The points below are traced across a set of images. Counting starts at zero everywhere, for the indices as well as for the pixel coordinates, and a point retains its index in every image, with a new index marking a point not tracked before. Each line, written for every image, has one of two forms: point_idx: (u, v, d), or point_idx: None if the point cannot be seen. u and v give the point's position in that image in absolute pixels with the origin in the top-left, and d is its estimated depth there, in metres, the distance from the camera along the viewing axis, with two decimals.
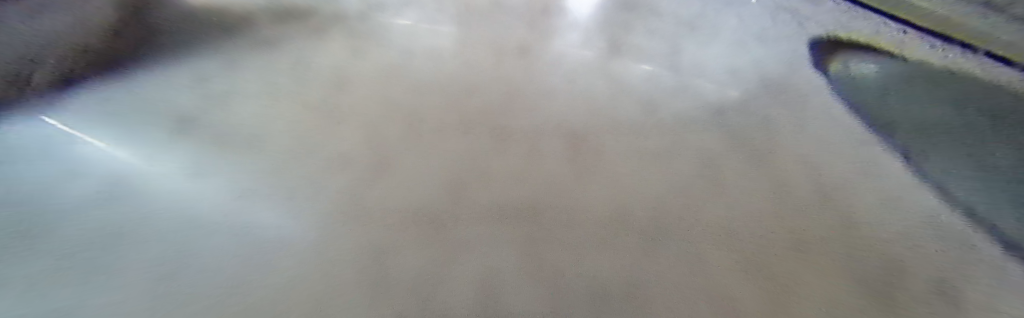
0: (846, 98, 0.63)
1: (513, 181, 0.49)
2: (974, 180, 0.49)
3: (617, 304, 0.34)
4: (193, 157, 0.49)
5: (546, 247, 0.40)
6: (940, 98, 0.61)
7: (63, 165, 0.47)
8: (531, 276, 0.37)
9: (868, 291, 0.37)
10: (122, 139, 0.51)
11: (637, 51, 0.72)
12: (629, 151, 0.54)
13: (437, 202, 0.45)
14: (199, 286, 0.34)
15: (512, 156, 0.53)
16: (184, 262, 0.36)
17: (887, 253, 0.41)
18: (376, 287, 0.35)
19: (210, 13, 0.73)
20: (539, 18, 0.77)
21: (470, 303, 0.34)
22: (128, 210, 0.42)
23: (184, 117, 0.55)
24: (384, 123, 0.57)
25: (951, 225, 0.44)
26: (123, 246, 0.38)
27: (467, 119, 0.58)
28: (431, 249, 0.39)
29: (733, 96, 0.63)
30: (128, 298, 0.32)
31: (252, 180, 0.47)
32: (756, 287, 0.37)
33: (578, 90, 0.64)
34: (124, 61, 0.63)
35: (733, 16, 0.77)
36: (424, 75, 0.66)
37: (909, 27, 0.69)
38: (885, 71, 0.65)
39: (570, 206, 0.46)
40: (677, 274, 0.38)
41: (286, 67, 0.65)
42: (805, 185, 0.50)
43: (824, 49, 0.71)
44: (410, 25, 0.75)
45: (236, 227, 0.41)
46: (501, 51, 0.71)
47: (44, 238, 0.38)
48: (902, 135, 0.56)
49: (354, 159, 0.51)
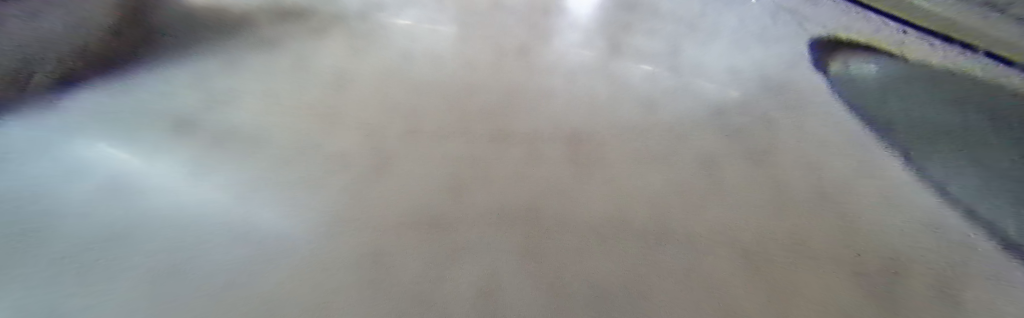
0: (846, 98, 0.63)
1: (511, 182, 0.49)
2: (975, 181, 0.49)
3: (617, 304, 0.34)
4: (192, 157, 0.49)
5: (547, 247, 0.40)
6: (939, 98, 0.61)
7: (65, 166, 0.47)
8: (532, 275, 0.37)
9: (871, 292, 0.37)
10: (121, 140, 0.51)
11: (637, 51, 0.72)
12: (629, 151, 0.54)
13: (436, 202, 0.45)
14: (198, 287, 0.34)
15: (512, 157, 0.53)
16: (184, 263, 0.37)
17: (888, 254, 0.41)
18: (372, 289, 0.35)
19: (210, 13, 0.73)
20: (539, 17, 0.77)
21: (468, 304, 0.34)
22: (128, 210, 0.42)
23: (184, 117, 0.55)
24: (385, 123, 0.57)
25: (951, 224, 0.45)
26: (122, 246, 0.38)
27: (467, 119, 0.58)
28: (428, 250, 0.39)
29: (734, 96, 0.64)
30: (126, 299, 0.33)
31: (252, 180, 0.47)
32: (756, 287, 0.37)
33: (579, 90, 0.64)
34: (122, 61, 0.63)
35: (733, 15, 0.77)
36: (424, 75, 0.66)
37: (909, 27, 0.70)
38: (883, 71, 0.66)
39: (569, 205, 0.46)
40: (676, 274, 0.38)
41: (288, 68, 0.65)
42: (804, 183, 0.50)
43: (823, 48, 0.71)
44: (410, 25, 0.75)
45: (235, 228, 0.41)
46: (501, 51, 0.71)
47: (45, 240, 0.38)
48: (900, 135, 0.56)
49: (358, 159, 0.51)
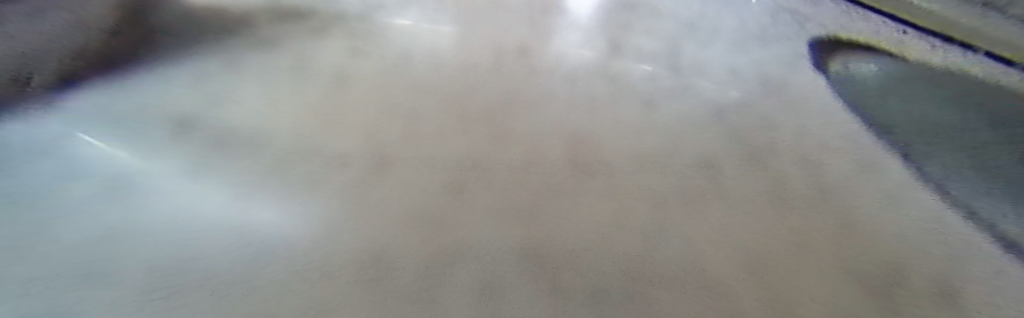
0: (846, 98, 0.63)
1: (511, 182, 0.49)
2: (976, 180, 0.49)
3: (616, 304, 0.34)
4: (191, 157, 0.49)
5: (546, 247, 0.40)
6: (939, 98, 0.61)
7: (65, 166, 0.47)
8: (531, 275, 0.37)
9: (872, 292, 0.37)
10: (121, 139, 0.51)
11: (637, 51, 0.72)
12: (629, 151, 0.54)
13: (436, 202, 0.45)
14: (198, 287, 0.34)
15: (512, 157, 0.53)
16: (183, 263, 0.37)
17: (888, 254, 0.41)
18: (371, 288, 0.35)
19: (210, 13, 0.73)
20: (539, 18, 0.77)
21: (467, 304, 0.34)
22: (127, 210, 0.42)
23: (184, 117, 0.55)
24: (386, 123, 0.57)
25: (951, 224, 0.45)
26: (122, 246, 0.38)
27: (467, 119, 0.58)
28: (427, 250, 0.39)
29: (733, 96, 0.64)
30: (125, 299, 0.33)
31: (252, 180, 0.47)
32: (755, 286, 0.37)
33: (579, 90, 0.65)
34: (122, 60, 0.63)
35: (733, 15, 0.77)
36: (424, 75, 0.66)
37: (909, 27, 0.70)
38: (883, 71, 0.66)
39: (568, 205, 0.46)
40: (676, 274, 0.38)
41: (287, 68, 0.65)
42: (804, 183, 0.50)
43: (823, 48, 0.71)
44: (410, 25, 0.75)
45: (235, 227, 0.41)
46: (501, 51, 0.71)
47: (44, 240, 0.38)
48: (900, 135, 0.56)
49: (358, 159, 0.51)
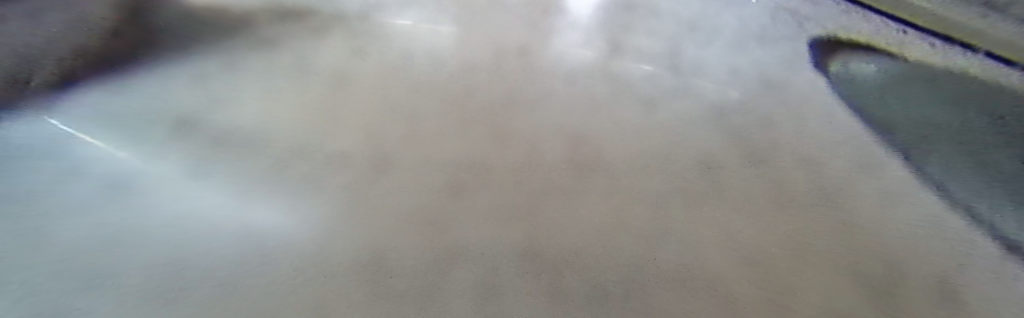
0: (846, 98, 0.63)
1: (511, 181, 0.49)
2: (977, 181, 0.49)
3: (617, 304, 0.34)
4: (191, 157, 0.49)
5: (546, 247, 0.40)
6: (940, 98, 0.60)
7: (64, 166, 0.47)
8: (531, 275, 0.37)
9: (873, 292, 0.36)
10: (120, 140, 0.51)
11: (637, 51, 0.72)
12: (629, 151, 0.54)
13: (435, 202, 0.45)
14: (197, 287, 0.34)
15: (512, 156, 0.53)
16: (181, 263, 0.36)
17: (890, 254, 0.41)
18: (371, 287, 0.35)
19: (209, 13, 0.73)
20: (539, 18, 0.77)
21: (467, 304, 0.33)
22: (126, 210, 0.42)
23: (184, 117, 0.55)
24: (385, 123, 0.57)
25: (952, 224, 0.44)
26: (121, 246, 0.38)
27: (467, 119, 0.58)
28: (426, 249, 0.39)
29: (733, 96, 0.63)
30: (124, 300, 0.32)
31: (251, 179, 0.47)
32: (757, 286, 0.37)
33: (579, 90, 0.64)
34: (121, 60, 0.63)
35: (733, 15, 0.77)
36: (423, 75, 0.66)
37: (910, 27, 0.70)
38: (884, 71, 0.65)
39: (568, 205, 0.46)
40: (677, 274, 0.38)
41: (287, 67, 0.65)
42: (804, 183, 0.50)
43: (823, 48, 0.71)
44: (409, 25, 0.74)
45: (234, 227, 0.41)
46: (500, 51, 0.71)
47: (44, 240, 0.38)
48: (901, 135, 0.56)
49: (357, 159, 0.51)
